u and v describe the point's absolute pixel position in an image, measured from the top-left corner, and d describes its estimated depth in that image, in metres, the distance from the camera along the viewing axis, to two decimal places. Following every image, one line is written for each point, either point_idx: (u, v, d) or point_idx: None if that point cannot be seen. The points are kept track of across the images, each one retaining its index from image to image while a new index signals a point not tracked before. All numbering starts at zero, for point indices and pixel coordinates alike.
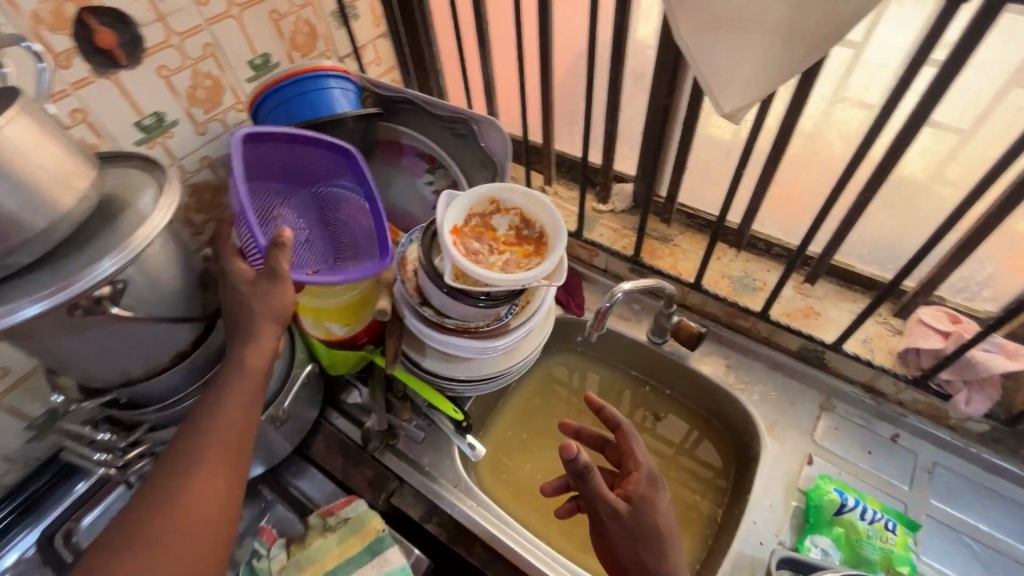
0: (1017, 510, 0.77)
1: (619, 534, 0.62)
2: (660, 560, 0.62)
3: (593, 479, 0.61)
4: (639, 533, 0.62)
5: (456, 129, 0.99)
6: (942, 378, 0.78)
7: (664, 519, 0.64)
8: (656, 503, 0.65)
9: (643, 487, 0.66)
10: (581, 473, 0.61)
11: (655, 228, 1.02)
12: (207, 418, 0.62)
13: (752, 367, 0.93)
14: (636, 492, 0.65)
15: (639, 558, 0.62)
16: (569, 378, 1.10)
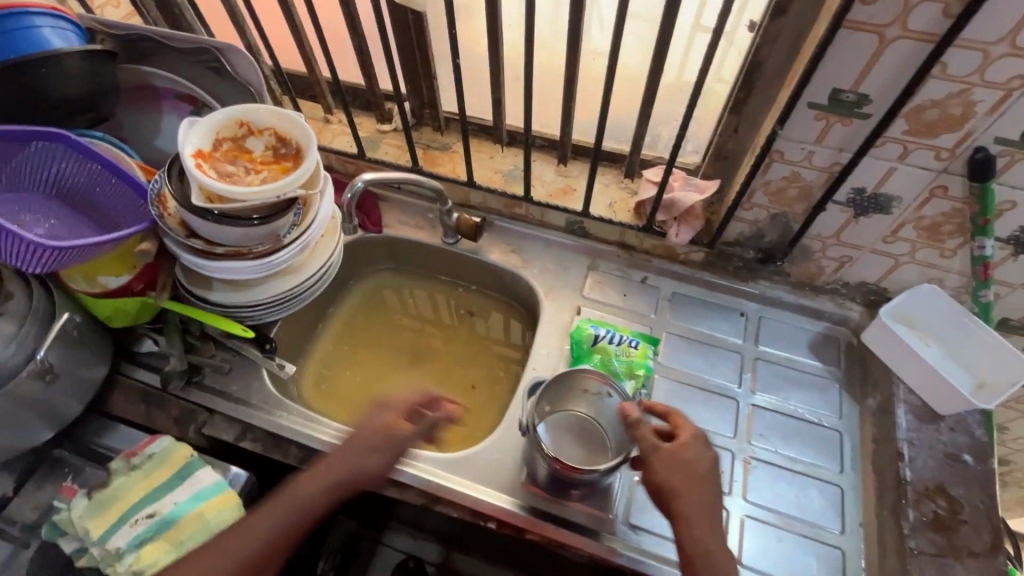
0: (731, 313, 0.97)
1: (660, 464, 0.69)
2: (687, 484, 0.67)
3: (642, 426, 0.72)
4: (660, 473, 0.69)
5: (209, 62, 0.97)
6: (663, 221, 0.94)
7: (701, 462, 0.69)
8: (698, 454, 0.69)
9: (695, 438, 0.71)
10: (422, 421, 0.81)
11: (431, 138, 1.09)
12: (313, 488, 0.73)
13: (532, 246, 1.05)
14: (692, 441, 0.71)
15: (674, 486, 0.68)
16: (388, 298, 1.14)
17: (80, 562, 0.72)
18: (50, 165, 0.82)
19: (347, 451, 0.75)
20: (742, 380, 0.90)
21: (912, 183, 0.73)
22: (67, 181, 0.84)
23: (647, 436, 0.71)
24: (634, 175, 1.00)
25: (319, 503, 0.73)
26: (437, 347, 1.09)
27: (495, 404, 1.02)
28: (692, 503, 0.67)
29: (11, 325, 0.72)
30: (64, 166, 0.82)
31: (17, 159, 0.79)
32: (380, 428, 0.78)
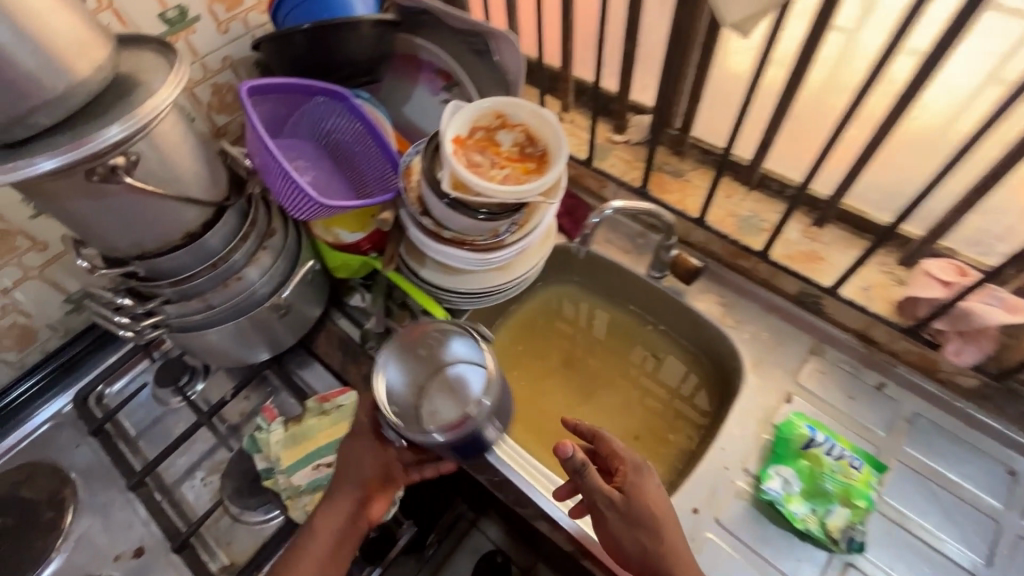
0: (992, 465, 0.76)
1: (617, 522, 0.67)
2: (653, 538, 0.66)
3: (586, 476, 0.67)
4: (617, 522, 0.67)
5: (475, 45, 0.98)
6: (937, 329, 0.76)
7: (656, 499, 0.69)
8: (645, 488, 0.69)
9: (633, 477, 0.70)
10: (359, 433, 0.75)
11: (666, 162, 1.00)
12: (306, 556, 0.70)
13: (747, 307, 0.93)
14: (634, 481, 0.69)
15: (639, 542, 0.66)
16: (566, 311, 1.11)
17: (265, 481, 0.80)
18: (326, 119, 0.89)
19: (324, 510, 0.73)
20: (990, 556, 0.71)
21: None
22: (334, 135, 0.91)
23: (594, 483, 0.67)
24: (909, 262, 0.82)
25: (336, 550, 0.72)
26: (605, 378, 1.03)
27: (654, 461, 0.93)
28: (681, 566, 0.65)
29: (269, 259, 0.80)
30: (337, 121, 0.89)
31: (303, 110, 0.87)
32: (362, 452, 0.74)
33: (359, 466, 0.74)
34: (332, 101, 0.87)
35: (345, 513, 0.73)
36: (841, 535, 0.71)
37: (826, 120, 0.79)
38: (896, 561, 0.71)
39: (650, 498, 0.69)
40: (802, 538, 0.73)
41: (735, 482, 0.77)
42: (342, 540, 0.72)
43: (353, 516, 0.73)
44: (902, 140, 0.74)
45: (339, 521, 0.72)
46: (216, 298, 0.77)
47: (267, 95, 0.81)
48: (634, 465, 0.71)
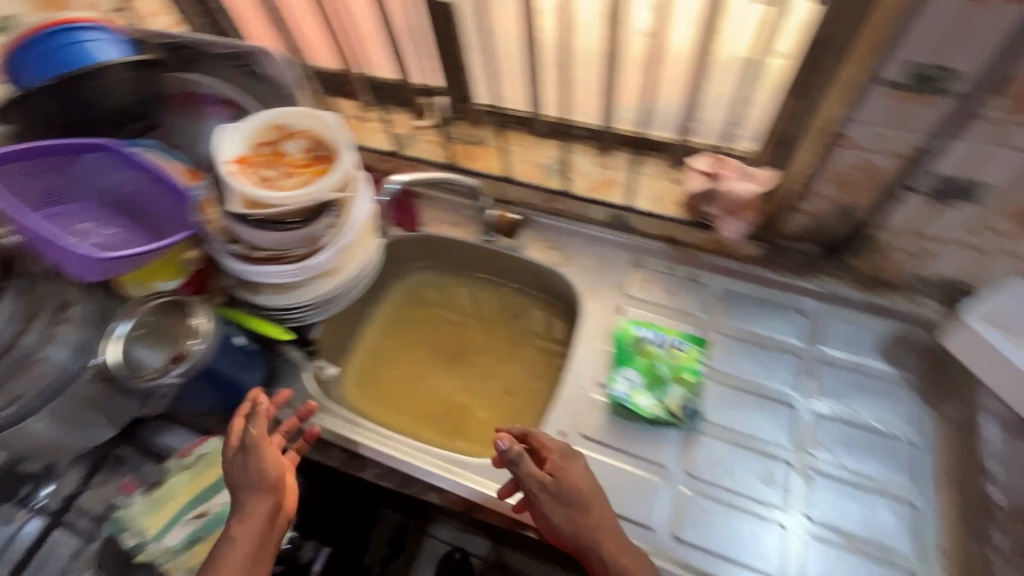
0: (789, 312, 0.89)
1: (551, 503, 0.69)
2: (583, 512, 0.69)
3: (524, 466, 0.70)
4: (553, 506, 0.69)
5: (245, 66, 0.95)
6: (712, 214, 0.88)
7: (584, 481, 0.71)
8: (572, 468, 0.71)
9: (568, 469, 0.72)
10: (250, 439, 0.72)
11: (468, 134, 1.06)
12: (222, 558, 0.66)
13: (572, 243, 1.01)
14: (565, 466, 0.72)
15: (571, 518, 0.68)
16: (425, 299, 1.13)
17: (138, 557, 0.75)
18: (101, 175, 0.85)
19: (235, 516, 0.69)
20: (801, 385, 0.83)
21: (1013, 172, 0.63)
22: (118, 188, 0.86)
23: (529, 471, 0.70)
24: (681, 165, 0.94)
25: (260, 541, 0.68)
26: (474, 346, 1.07)
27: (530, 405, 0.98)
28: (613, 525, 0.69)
29: (72, 332, 0.75)
30: (113, 174, 0.84)
31: (69, 171, 0.83)
32: (256, 454, 0.72)
33: (257, 469, 0.70)
34: (98, 155, 0.82)
35: (260, 517, 0.68)
36: (680, 409, 0.80)
37: (564, 59, 0.86)
38: (732, 415, 0.82)
39: (576, 476, 0.71)
40: (654, 424, 0.81)
41: (593, 398, 0.85)
42: (263, 541, 0.68)
43: (272, 513, 0.69)
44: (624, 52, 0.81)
45: (257, 525, 0.68)
46: (20, 387, 0.71)
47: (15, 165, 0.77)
48: (563, 449, 0.74)
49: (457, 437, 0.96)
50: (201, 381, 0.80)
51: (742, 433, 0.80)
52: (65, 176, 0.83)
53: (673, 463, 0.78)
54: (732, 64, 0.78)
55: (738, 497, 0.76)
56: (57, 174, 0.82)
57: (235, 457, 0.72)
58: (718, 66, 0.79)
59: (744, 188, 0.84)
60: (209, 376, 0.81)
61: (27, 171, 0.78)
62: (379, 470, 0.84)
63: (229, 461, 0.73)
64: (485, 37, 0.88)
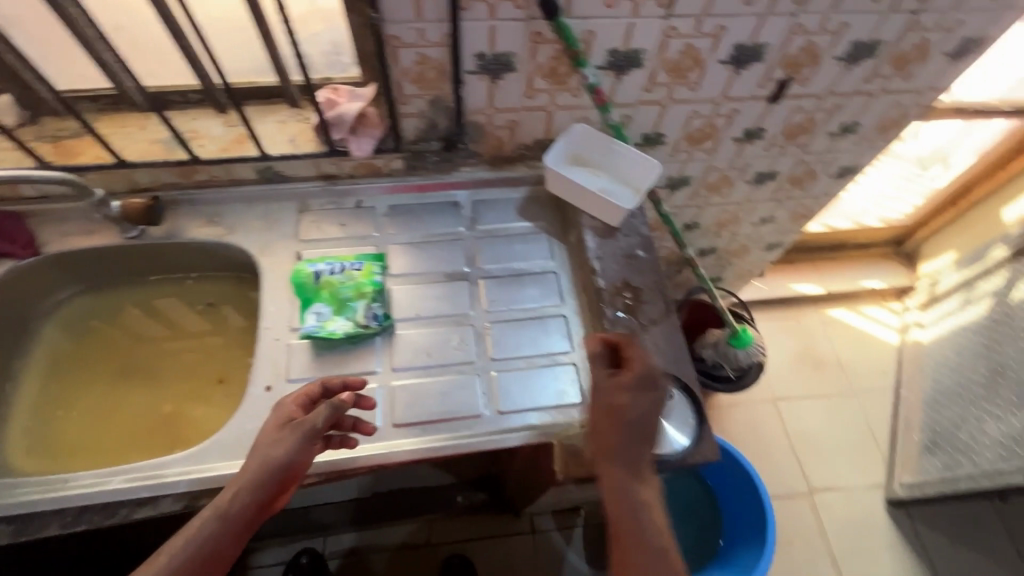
0: (445, 207, 1.02)
1: (599, 410, 0.76)
2: (635, 444, 0.74)
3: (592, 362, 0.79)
4: (604, 426, 0.75)
5: None
6: (342, 139, 0.93)
7: (629, 414, 0.74)
8: (638, 401, 0.75)
9: (632, 393, 0.75)
10: (303, 429, 0.70)
11: (61, 128, 0.92)
12: (169, 551, 0.65)
13: (232, 210, 0.97)
14: (629, 396, 0.75)
15: (609, 427, 0.74)
16: (105, 327, 0.98)
17: None
18: None
19: (231, 488, 0.68)
20: (468, 260, 0.96)
21: (518, 37, 0.80)
22: None
23: (603, 380, 0.77)
24: (303, 104, 0.97)
25: (223, 537, 0.66)
26: (184, 353, 0.98)
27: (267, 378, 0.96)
28: (624, 458, 0.74)
29: None
30: None
31: None
32: (289, 446, 0.69)
33: (268, 472, 0.68)
34: None
35: (278, 470, 0.68)
36: (368, 319, 0.86)
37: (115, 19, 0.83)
38: (419, 306, 0.91)
39: (637, 410, 0.74)
40: (353, 342, 0.86)
41: (290, 341, 0.86)
42: (218, 545, 0.66)
43: (255, 512, 0.67)
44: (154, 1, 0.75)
45: (211, 524, 0.66)
46: None
47: None
48: (638, 381, 0.76)
49: (178, 445, 0.89)
50: None
51: (431, 317, 0.90)
52: None
53: (379, 365, 0.85)
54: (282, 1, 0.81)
55: (440, 368, 0.86)
56: None
57: (286, 434, 0.70)
58: None
59: (356, 107, 0.90)
60: None
61: None
62: (69, 516, 0.72)
63: (278, 440, 0.70)
64: None
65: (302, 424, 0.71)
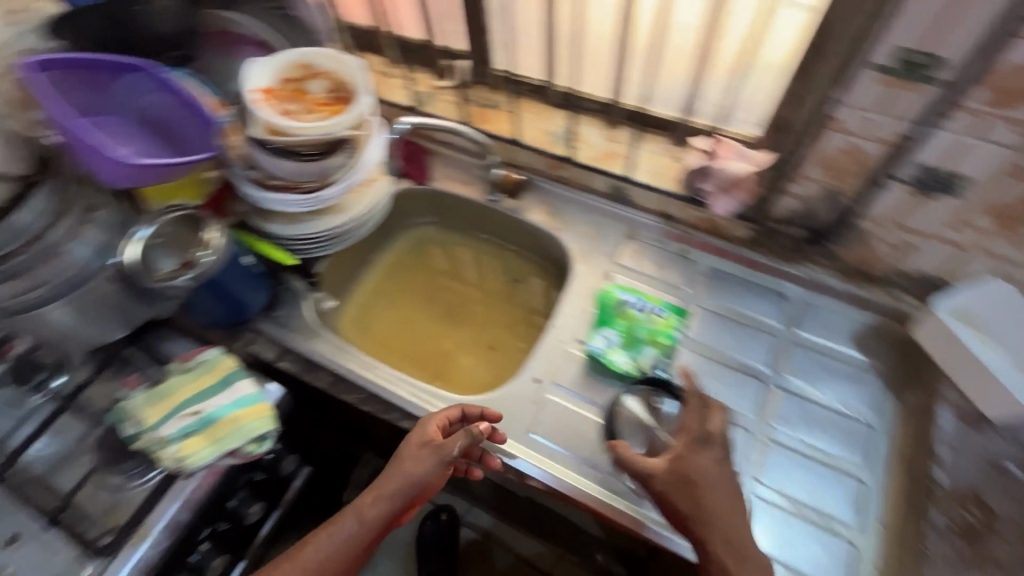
0: (771, 294, 0.93)
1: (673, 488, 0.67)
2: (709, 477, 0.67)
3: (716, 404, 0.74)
4: (680, 496, 0.66)
5: (278, 9, 0.98)
6: (706, 190, 0.91)
7: (701, 474, 0.67)
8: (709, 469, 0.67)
9: (686, 444, 0.69)
10: (440, 451, 0.73)
11: (486, 97, 1.09)
12: (314, 544, 0.70)
13: (571, 212, 1.05)
14: (685, 449, 0.69)
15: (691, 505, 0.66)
16: (431, 257, 1.16)
17: (134, 444, 0.81)
18: (140, 92, 0.90)
19: (368, 496, 0.72)
20: (771, 362, 0.87)
21: (992, 165, 0.66)
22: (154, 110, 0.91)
23: (696, 426, 0.71)
24: (683, 144, 0.96)
25: (359, 539, 0.71)
26: (471, 306, 1.12)
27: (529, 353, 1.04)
28: (717, 531, 0.65)
29: (97, 235, 0.81)
30: (152, 98, 0.90)
31: (114, 87, 0.88)
32: (426, 465, 0.72)
33: (403, 481, 0.72)
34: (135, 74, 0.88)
35: (411, 486, 0.72)
36: (651, 369, 0.84)
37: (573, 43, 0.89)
38: (701, 382, 0.86)
39: (714, 478, 0.68)
40: (625, 383, 0.86)
41: (570, 350, 0.89)
42: (355, 548, 0.71)
43: (388, 520, 0.72)
44: (634, 30, 0.82)
45: (353, 526, 0.71)
46: (44, 274, 0.77)
47: (68, 71, 0.83)
48: (699, 437, 0.70)
49: (440, 380, 1.03)
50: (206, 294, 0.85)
51: (709, 399, 0.85)
52: (106, 89, 0.88)
53: None
54: (729, 59, 0.80)
55: None
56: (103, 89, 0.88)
57: (424, 452, 0.72)
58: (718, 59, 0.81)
59: (739, 168, 0.86)
60: (218, 293, 0.86)
61: (79, 79, 0.84)
62: (365, 395, 0.89)
63: (419, 458, 0.72)
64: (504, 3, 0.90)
65: (441, 452, 0.73)
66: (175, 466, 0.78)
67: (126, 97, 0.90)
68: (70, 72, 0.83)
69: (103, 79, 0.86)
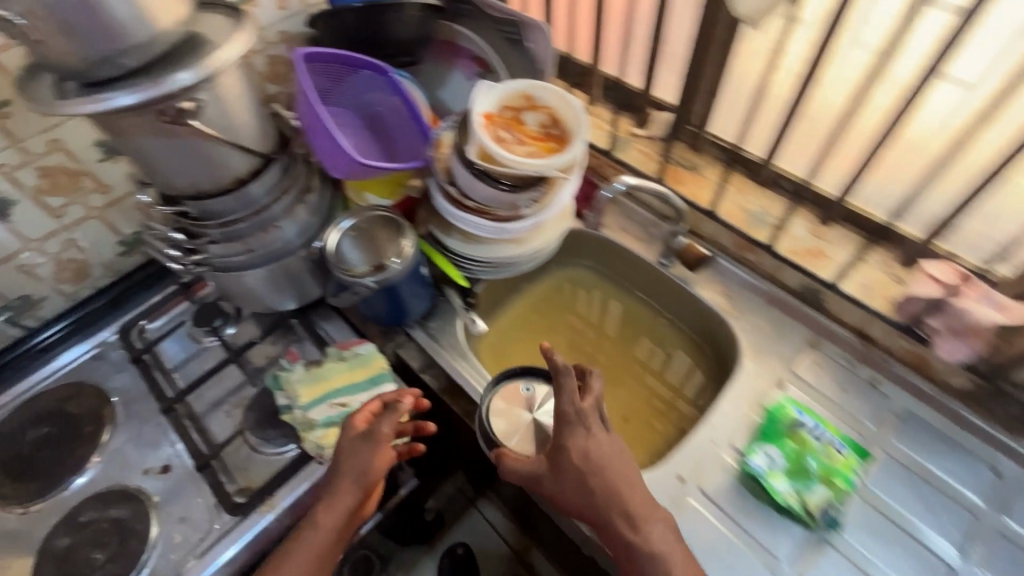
0: (977, 463, 0.79)
1: (570, 481, 0.71)
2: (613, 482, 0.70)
3: (564, 385, 0.73)
4: (569, 487, 0.71)
5: (509, 34, 1.05)
6: (931, 326, 0.79)
7: (597, 449, 0.71)
8: (575, 443, 0.71)
9: (597, 425, 0.73)
10: (372, 439, 0.73)
11: (684, 158, 1.05)
12: (285, 564, 0.71)
13: (750, 300, 0.97)
14: (595, 431, 0.72)
15: (578, 489, 0.70)
16: (562, 299, 1.13)
17: (285, 416, 0.85)
18: (370, 89, 0.98)
19: (323, 505, 0.73)
20: (965, 548, 0.74)
21: None
22: (377, 108, 0.99)
23: (571, 403, 0.73)
24: (912, 263, 0.86)
25: (334, 541, 0.73)
26: (592, 359, 1.05)
27: (656, 435, 0.96)
28: (618, 505, 0.70)
29: (304, 216, 0.87)
30: (380, 97, 0.98)
31: (350, 82, 0.97)
32: (367, 456, 0.73)
33: (355, 472, 0.73)
34: (373, 74, 0.96)
35: (358, 477, 0.72)
36: (819, 512, 0.74)
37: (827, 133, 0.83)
38: (872, 543, 0.74)
39: (601, 450, 0.72)
40: (781, 515, 0.76)
41: (723, 458, 0.81)
42: (327, 551, 0.72)
43: (347, 517, 0.73)
44: (904, 146, 0.77)
45: (313, 535, 0.71)
46: (255, 243, 0.83)
47: (323, 64, 0.91)
48: (569, 417, 0.72)
49: None
50: (379, 297, 0.88)
51: (879, 568, 0.73)
52: (343, 83, 0.96)
53: (788, 561, 0.74)
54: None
55: None
56: (342, 83, 0.96)
57: (356, 446, 0.73)
58: (1006, 189, 0.71)
59: (985, 315, 0.74)
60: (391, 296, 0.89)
61: (328, 71, 0.93)
62: None
63: (354, 451, 0.73)
64: (756, 81, 0.86)
65: (370, 445, 0.73)
66: (315, 451, 0.82)
67: (355, 92, 0.98)
68: (325, 65, 0.91)
69: (345, 73, 0.95)
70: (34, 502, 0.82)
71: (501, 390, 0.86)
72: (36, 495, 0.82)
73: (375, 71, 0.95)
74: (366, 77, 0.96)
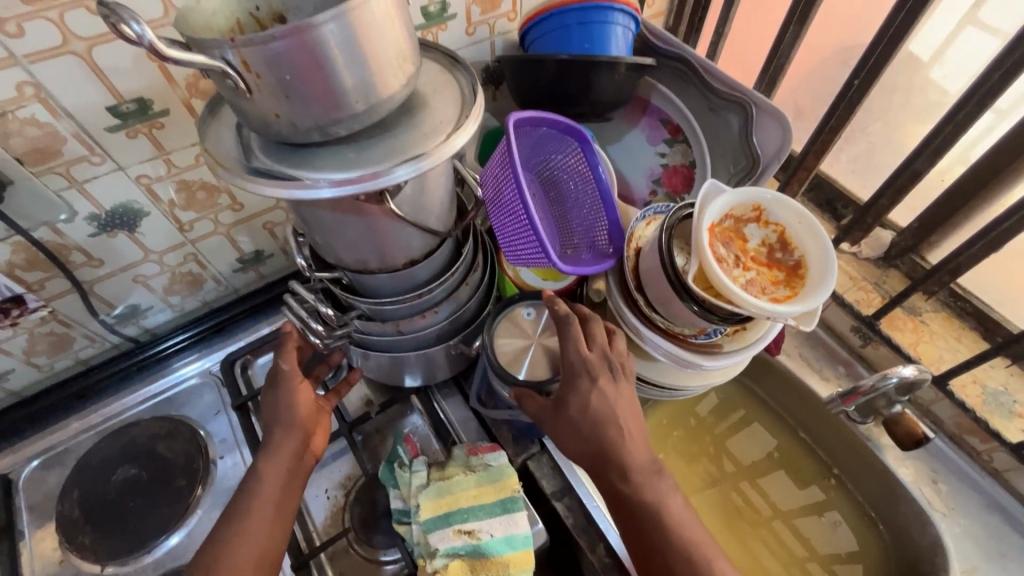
0: None
1: (567, 431, 0.64)
2: (618, 435, 0.63)
3: (568, 334, 0.65)
4: (568, 435, 0.64)
5: (724, 109, 0.89)
6: None
7: (602, 403, 0.63)
8: (576, 393, 0.64)
9: (605, 376, 0.64)
10: (284, 381, 0.68)
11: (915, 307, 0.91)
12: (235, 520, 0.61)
13: (961, 494, 0.82)
14: (601, 383, 0.63)
15: (583, 440, 0.63)
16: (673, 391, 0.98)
17: (399, 524, 0.73)
18: (558, 151, 0.82)
19: (262, 458, 0.65)
20: None
21: None
22: (562, 173, 0.84)
23: (575, 351, 0.64)
24: None
25: (288, 492, 0.65)
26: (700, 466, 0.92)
27: (754, 552, 0.86)
28: (621, 461, 0.63)
29: (462, 297, 0.74)
30: (570, 163, 0.82)
31: (540, 142, 0.81)
32: (292, 395, 0.68)
33: (290, 412, 0.67)
34: (569, 138, 0.80)
35: (296, 421, 0.67)
36: None
37: None
38: None
39: (610, 405, 0.63)
40: None
41: None
42: (280, 495, 0.64)
43: (291, 465, 0.66)
44: None
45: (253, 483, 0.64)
46: (405, 324, 0.71)
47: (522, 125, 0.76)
48: (568, 368, 0.65)
49: None
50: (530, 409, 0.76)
51: None
52: (533, 142, 0.81)
53: None
54: None
55: None
56: (531, 143, 0.81)
57: (271, 398, 0.68)
58: None
59: None
60: None
61: (523, 131, 0.78)
62: None
63: (274, 401, 0.68)
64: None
65: (289, 382, 0.69)
66: None
67: (541, 152, 0.83)
68: (523, 126, 0.76)
69: (539, 133, 0.79)
70: (112, 563, 0.73)
71: (503, 319, 0.75)
72: (116, 556, 0.74)
73: (572, 136, 0.79)
74: (560, 138, 0.81)
